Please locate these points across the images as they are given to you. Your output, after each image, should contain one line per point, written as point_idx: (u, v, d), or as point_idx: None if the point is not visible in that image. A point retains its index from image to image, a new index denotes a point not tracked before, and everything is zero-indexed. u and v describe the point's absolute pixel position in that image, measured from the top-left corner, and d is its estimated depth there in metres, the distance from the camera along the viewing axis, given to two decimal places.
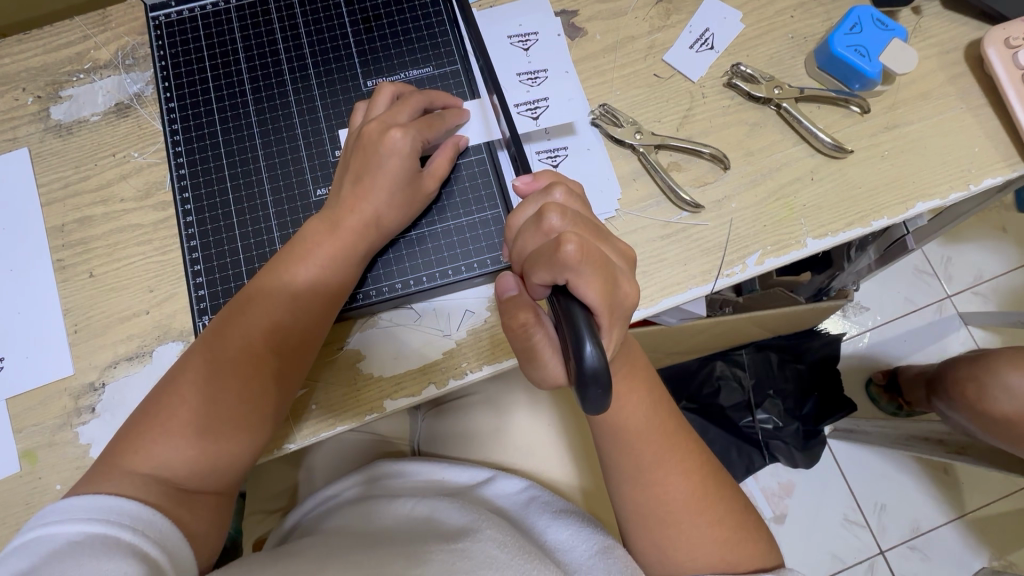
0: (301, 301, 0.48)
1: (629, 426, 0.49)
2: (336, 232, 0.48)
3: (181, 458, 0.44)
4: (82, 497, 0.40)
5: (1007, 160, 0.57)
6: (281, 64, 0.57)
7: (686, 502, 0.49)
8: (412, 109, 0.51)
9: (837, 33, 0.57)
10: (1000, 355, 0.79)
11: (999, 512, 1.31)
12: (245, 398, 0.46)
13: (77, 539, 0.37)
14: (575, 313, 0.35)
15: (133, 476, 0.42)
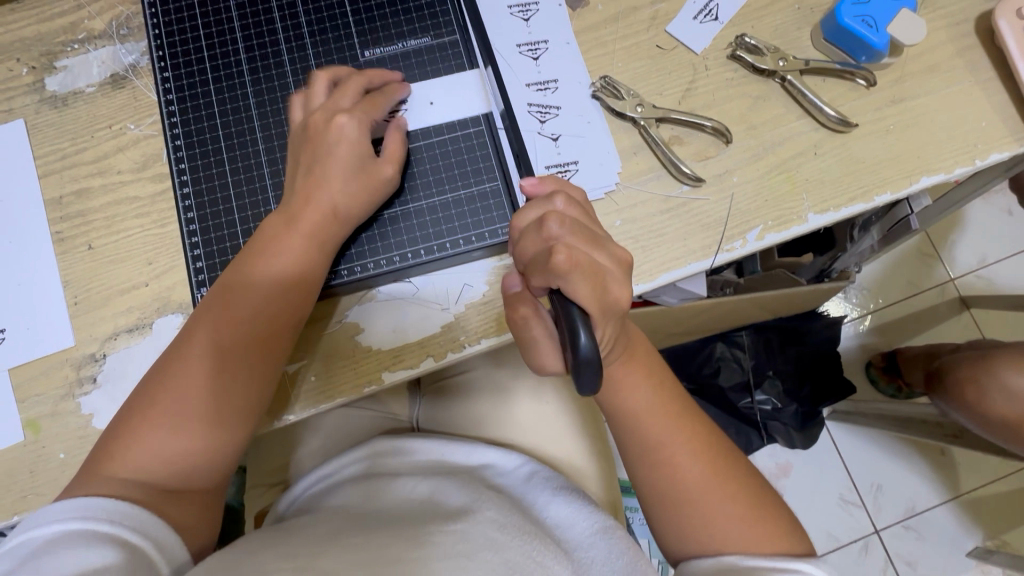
0: (271, 293, 0.48)
1: (630, 404, 0.49)
2: (302, 220, 0.48)
3: (163, 459, 0.44)
4: (59, 502, 0.40)
5: (1014, 136, 0.56)
6: (276, 32, 0.56)
7: (695, 477, 0.48)
8: (348, 93, 0.51)
9: (844, 3, 0.55)
10: (1003, 356, 0.77)
11: (995, 493, 1.32)
12: (224, 391, 0.46)
13: (53, 538, 0.38)
14: (573, 318, 0.37)
15: (112, 479, 0.42)
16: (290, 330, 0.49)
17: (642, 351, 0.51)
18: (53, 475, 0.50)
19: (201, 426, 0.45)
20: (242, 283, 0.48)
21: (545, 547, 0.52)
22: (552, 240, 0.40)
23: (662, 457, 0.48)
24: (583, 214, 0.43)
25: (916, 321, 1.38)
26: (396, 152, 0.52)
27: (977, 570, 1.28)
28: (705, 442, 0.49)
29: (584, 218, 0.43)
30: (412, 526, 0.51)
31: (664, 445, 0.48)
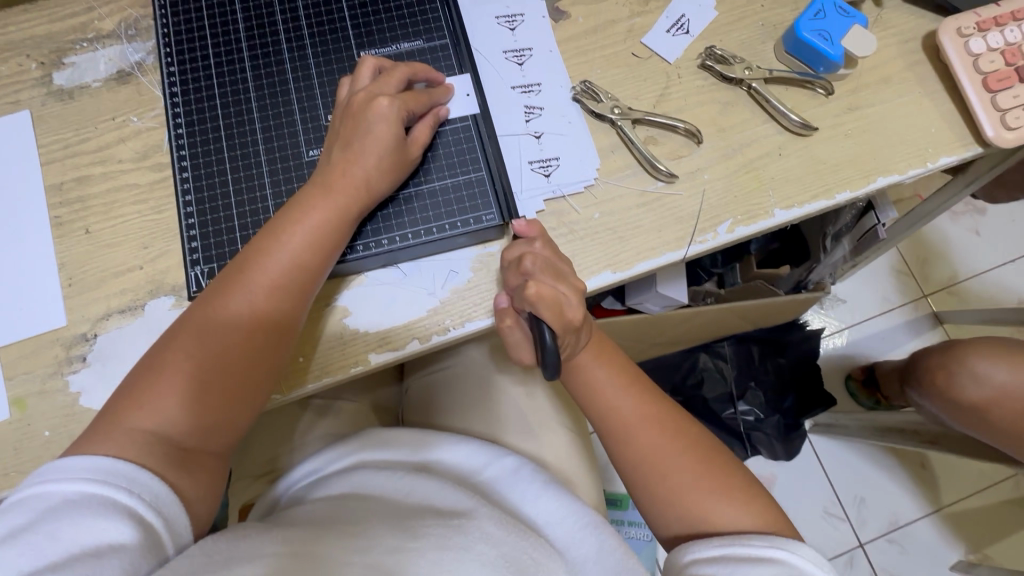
0: (295, 261, 0.49)
1: (588, 376, 0.54)
2: (330, 194, 0.51)
3: (182, 416, 0.46)
4: (81, 457, 0.42)
5: (962, 141, 0.61)
6: (279, 34, 0.60)
7: (656, 441, 0.51)
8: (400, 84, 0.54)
9: (802, 19, 0.60)
10: (972, 347, 0.81)
11: (975, 506, 1.34)
12: (246, 357, 0.48)
13: (72, 498, 0.40)
14: (540, 328, 0.48)
15: (133, 433, 0.44)
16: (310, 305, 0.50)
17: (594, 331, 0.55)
18: (37, 452, 0.51)
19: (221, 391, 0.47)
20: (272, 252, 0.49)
21: (539, 547, 0.53)
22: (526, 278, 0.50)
23: (626, 427, 0.52)
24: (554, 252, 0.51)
25: (891, 337, 1.42)
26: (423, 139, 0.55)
27: None
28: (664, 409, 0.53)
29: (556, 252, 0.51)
30: (401, 518, 0.51)
31: (624, 410, 0.52)
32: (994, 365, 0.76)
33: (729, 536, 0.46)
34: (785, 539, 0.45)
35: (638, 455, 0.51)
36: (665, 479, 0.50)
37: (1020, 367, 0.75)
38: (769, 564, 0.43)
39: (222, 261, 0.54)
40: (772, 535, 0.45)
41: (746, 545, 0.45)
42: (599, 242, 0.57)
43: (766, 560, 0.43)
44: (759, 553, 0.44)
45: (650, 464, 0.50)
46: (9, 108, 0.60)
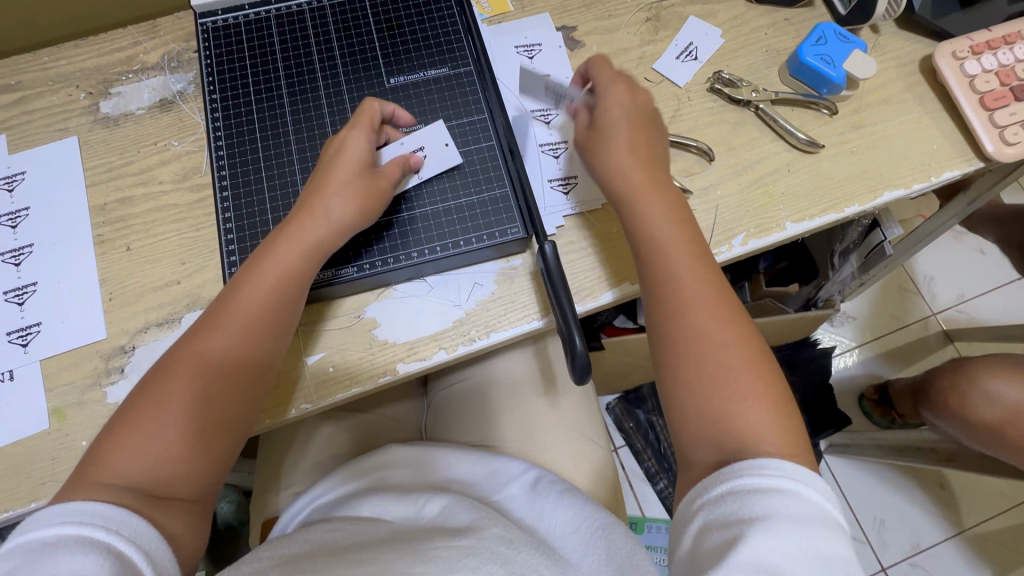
0: (265, 301, 0.50)
1: (658, 237, 0.53)
2: (297, 235, 0.51)
3: (150, 466, 0.44)
4: (54, 506, 0.41)
5: (963, 157, 0.64)
6: (314, 62, 0.61)
7: (711, 333, 0.50)
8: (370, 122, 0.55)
9: (804, 44, 0.64)
10: (985, 366, 0.81)
11: (998, 528, 1.32)
12: (220, 398, 0.48)
13: (46, 542, 0.38)
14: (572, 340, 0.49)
15: (100, 487, 0.42)
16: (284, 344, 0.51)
17: (681, 203, 0.55)
18: (74, 461, 0.52)
19: (192, 437, 0.46)
20: (243, 294, 0.50)
21: (547, 563, 0.53)
22: (612, 79, 0.58)
23: (682, 312, 0.51)
24: (638, 98, 0.57)
25: (902, 355, 1.42)
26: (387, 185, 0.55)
27: None
28: (729, 306, 0.51)
29: (642, 122, 0.57)
30: (419, 540, 0.51)
31: (690, 287, 0.51)
32: (1006, 384, 0.77)
33: (730, 473, 0.44)
34: (801, 471, 0.44)
35: (686, 338, 0.50)
36: (705, 376, 0.49)
37: None
38: (780, 495, 0.42)
39: None
40: (778, 461, 0.44)
41: (752, 478, 0.43)
42: (617, 254, 0.59)
43: (776, 490, 0.42)
44: (766, 484, 0.43)
45: (697, 350, 0.49)
46: (57, 134, 0.63)
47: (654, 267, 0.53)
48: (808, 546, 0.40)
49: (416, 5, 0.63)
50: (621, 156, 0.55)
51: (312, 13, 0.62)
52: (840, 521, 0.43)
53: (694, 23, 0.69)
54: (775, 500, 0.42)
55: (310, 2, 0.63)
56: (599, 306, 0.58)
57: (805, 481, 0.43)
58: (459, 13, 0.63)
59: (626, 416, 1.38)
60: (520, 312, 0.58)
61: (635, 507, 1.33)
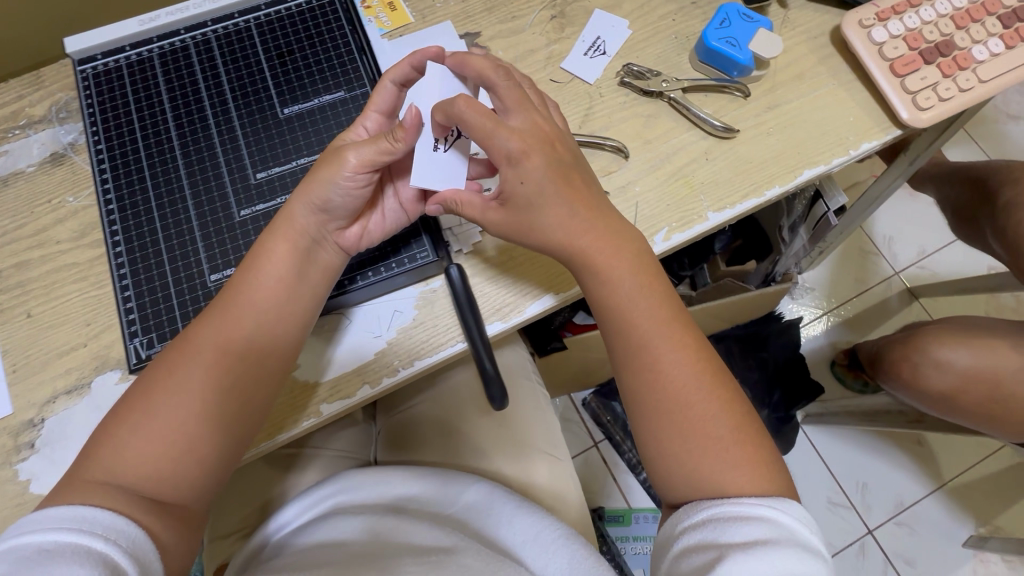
0: (266, 297, 0.50)
1: (617, 291, 0.51)
2: (282, 235, 0.51)
3: (151, 463, 0.45)
4: (53, 509, 0.41)
5: (881, 126, 0.63)
6: (203, 100, 0.58)
7: (666, 364, 0.50)
8: (382, 109, 0.54)
9: (708, 29, 0.62)
10: (929, 335, 0.83)
11: (978, 477, 1.33)
12: (210, 399, 0.47)
13: (48, 548, 0.38)
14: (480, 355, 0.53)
15: (101, 488, 0.43)
16: (286, 340, 0.51)
17: (632, 246, 0.53)
18: None
19: (195, 441, 0.47)
20: (234, 297, 0.50)
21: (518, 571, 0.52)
22: (493, 126, 0.48)
23: (641, 348, 0.51)
24: (550, 141, 0.51)
25: (868, 317, 1.44)
26: (359, 155, 0.50)
27: (976, 560, 1.27)
28: (684, 330, 0.52)
29: (566, 168, 0.51)
30: (377, 563, 0.51)
31: (645, 317, 0.51)
32: (954, 350, 0.79)
33: (710, 501, 0.46)
34: (777, 500, 0.45)
35: (643, 372, 0.51)
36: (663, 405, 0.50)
37: (981, 350, 0.77)
38: (758, 523, 0.43)
39: (161, 329, 0.51)
40: (763, 497, 0.45)
41: (732, 506, 0.45)
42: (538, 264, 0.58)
43: (755, 519, 0.43)
44: (746, 513, 0.44)
45: (655, 382, 0.50)
46: None
47: (610, 315, 0.52)
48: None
49: (306, 30, 0.61)
50: (559, 224, 0.50)
51: (198, 48, 0.60)
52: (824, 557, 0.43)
53: (601, 16, 0.67)
54: (752, 529, 0.43)
55: (194, 37, 0.60)
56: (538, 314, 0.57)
57: (786, 513, 0.44)
58: (351, 35, 0.61)
59: (603, 410, 1.36)
60: (444, 337, 0.56)
61: (621, 500, 1.33)
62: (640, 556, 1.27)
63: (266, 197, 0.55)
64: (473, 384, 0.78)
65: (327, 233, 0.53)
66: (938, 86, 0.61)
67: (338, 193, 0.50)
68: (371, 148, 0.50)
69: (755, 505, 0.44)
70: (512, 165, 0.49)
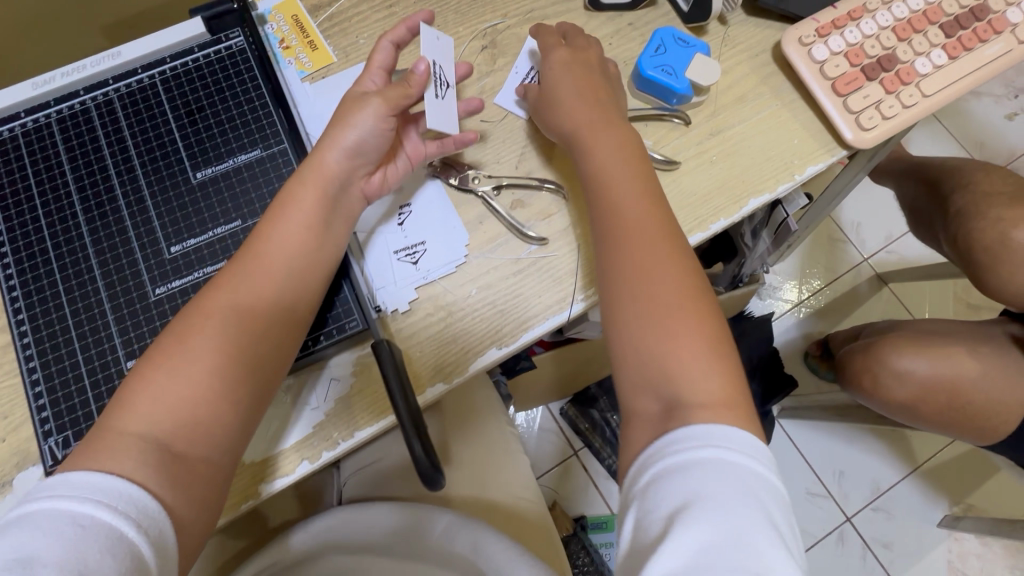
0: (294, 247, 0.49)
1: (625, 214, 0.50)
2: (311, 181, 0.51)
3: (180, 413, 0.43)
4: (86, 474, 0.39)
5: (826, 148, 0.61)
6: (108, 169, 0.54)
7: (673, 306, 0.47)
8: (385, 67, 0.55)
9: (643, 57, 0.60)
10: (887, 343, 0.82)
11: (951, 458, 1.35)
12: (243, 344, 0.46)
13: (83, 525, 0.36)
14: (409, 437, 0.45)
15: (129, 440, 0.41)
16: (308, 291, 0.50)
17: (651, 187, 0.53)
18: None
19: (226, 394, 0.45)
20: (260, 245, 0.49)
21: None
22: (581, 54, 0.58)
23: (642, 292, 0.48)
24: (590, 64, 0.58)
25: (840, 305, 1.44)
26: (388, 100, 0.52)
27: (951, 539, 1.30)
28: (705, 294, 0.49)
29: (595, 80, 0.57)
30: None
31: (633, 225, 0.50)
32: (911, 359, 0.79)
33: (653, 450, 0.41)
34: (716, 432, 0.41)
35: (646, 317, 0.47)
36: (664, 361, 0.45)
37: (939, 360, 0.77)
38: (705, 468, 0.39)
39: (76, 426, 0.48)
40: (699, 428, 0.41)
41: (675, 458, 0.40)
42: (481, 319, 0.56)
43: (697, 464, 0.39)
44: (690, 461, 0.39)
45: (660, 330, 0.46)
46: None
47: (617, 250, 0.50)
48: (735, 529, 0.36)
49: (217, 84, 0.57)
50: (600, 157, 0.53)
51: (100, 111, 0.56)
52: (771, 483, 0.40)
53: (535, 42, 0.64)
54: (700, 480, 0.38)
55: (94, 98, 0.56)
56: (515, 349, 0.55)
57: (729, 447, 0.40)
58: (265, 85, 0.58)
59: (581, 417, 1.36)
60: (384, 405, 0.54)
61: (603, 506, 1.33)
62: None
63: (182, 271, 0.52)
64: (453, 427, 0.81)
65: (354, 178, 0.53)
66: (881, 104, 0.60)
67: (370, 131, 0.51)
68: (399, 91, 0.52)
69: (697, 445, 0.40)
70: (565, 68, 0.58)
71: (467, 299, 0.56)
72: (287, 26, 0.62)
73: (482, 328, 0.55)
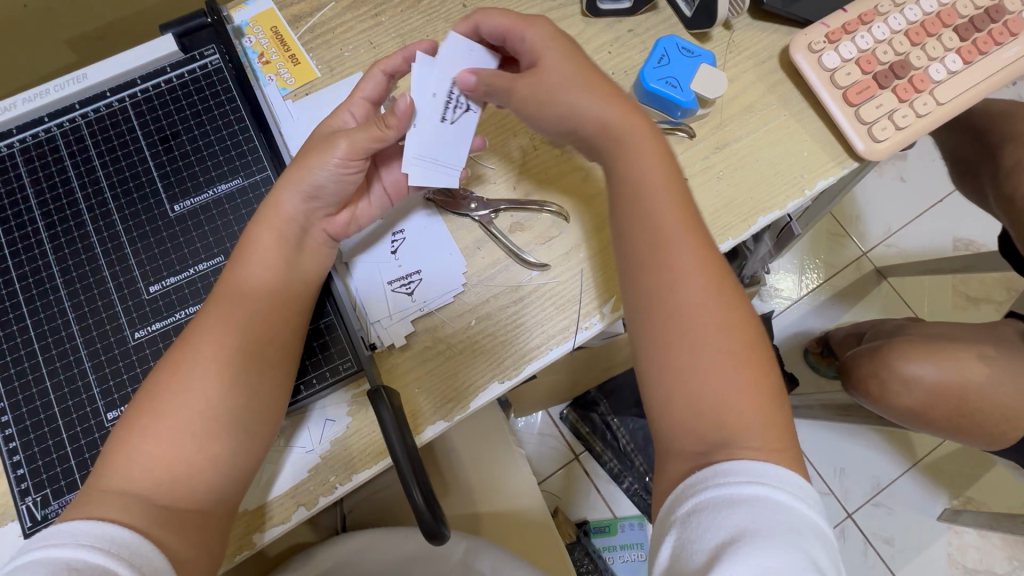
0: (259, 293, 0.47)
1: (662, 227, 0.47)
2: (269, 225, 0.48)
3: (158, 469, 0.42)
4: (80, 521, 0.38)
5: (836, 159, 0.58)
6: (78, 202, 0.51)
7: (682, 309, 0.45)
8: (370, 98, 0.51)
9: (646, 68, 0.57)
10: (894, 348, 0.81)
11: (951, 451, 1.35)
12: (213, 396, 0.43)
13: (73, 567, 0.35)
14: (409, 485, 0.42)
15: (111, 497, 0.40)
16: (285, 332, 0.47)
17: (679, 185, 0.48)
18: None
19: (203, 442, 0.43)
20: (228, 290, 0.47)
21: None
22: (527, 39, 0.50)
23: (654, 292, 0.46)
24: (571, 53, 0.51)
25: (842, 299, 1.42)
26: (354, 142, 0.47)
27: (951, 532, 1.31)
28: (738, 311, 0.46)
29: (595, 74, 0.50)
30: None
31: (670, 242, 0.47)
32: (920, 365, 0.77)
33: (704, 479, 0.40)
34: (771, 470, 0.39)
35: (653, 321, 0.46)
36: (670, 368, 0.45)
37: (945, 362, 0.76)
38: (759, 503, 0.37)
39: (55, 483, 0.45)
40: (745, 464, 0.40)
41: (720, 489, 0.38)
42: (482, 351, 0.53)
43: (750, 499, 0.38)
44: (736, 495, 0.38)
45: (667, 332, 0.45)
46: None
47: (652, 268, 0.47)
48: (782, 569, 0.35)
49: (193, 107, 0.53)
50: (639, 165, 0.48)
51: (67, 140, 0.52)
52: (821, 527, 0.38)
53: (452, 50, 0.51)
54: (746, 515, 0.37)
55: (60, 124, 0.52)
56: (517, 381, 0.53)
57: (777, 485, 0.39)
58: (245, 108, 0.54)
59: (581, 421, 1.34)
60: (382, 446, 0.51)
61: (605, 510, 1.31)
62: (628, 564, 1.27)
63: (163, 312, 0.49)
64: (461, 445, 0.78)
65: (315, 221, 0.50)
66: (894, 113, 0.57)
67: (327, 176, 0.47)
68: (369, 130, 0.47)
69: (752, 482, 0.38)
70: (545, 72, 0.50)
71: (464, 331, 0.53)
72: (266, 39, 0.58)
73: (481, 366, 0.53)
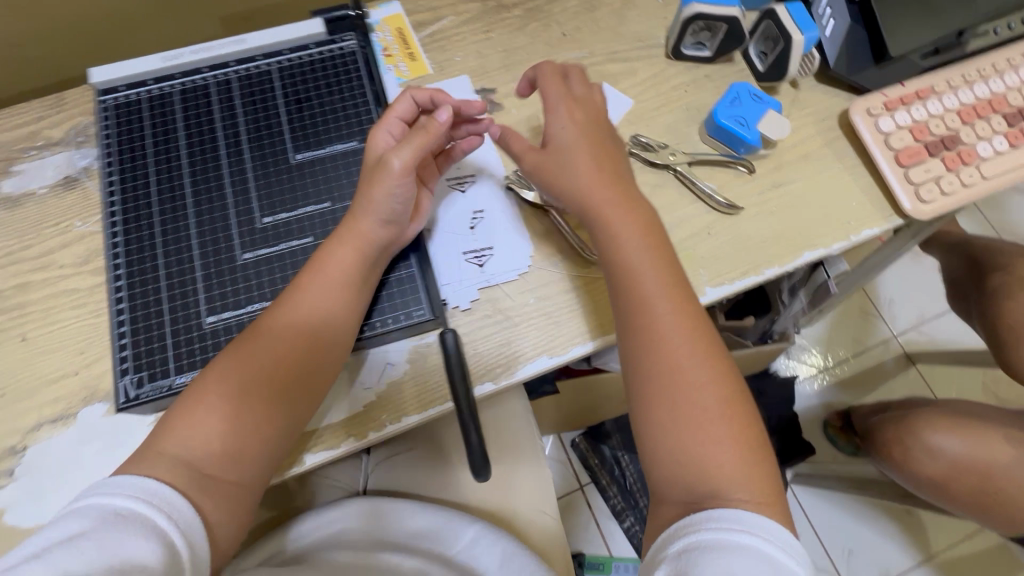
0: (323, 305, 0.52)
1: (663, 312, 0.50)
2: (347, 243, 0.53)
3: (206, 449, 0.46)
4: (132, 476, 0.43)
5: (883, 214, 0.63)
6: (218, 140, 0.59)
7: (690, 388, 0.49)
8: (403, 117, 0.57)
9: (718, 107, 0.64)
10: (923, 417, 0.83)
11: (967, 552, 1.31)
12: (268, 395, 0.48)
13: (122, 513, 0.40)
14: (467, 426, 0.53)
15: (165, 464, 0.45)
16: (338, 337, 0.52)
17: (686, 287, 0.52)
18: None
19: (249, 433, 0.47)
20: (297, 296, 0.52)
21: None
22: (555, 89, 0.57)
23: (665, 381, 0.49)
24: (599, 116, 0.57)
25: (863, 379, 1.43)
26: (404, 157, 0.52)
27: None
28: (729, 383, 0.50)
29: (610, 148, 0.56)
30: None
31: (671, 333, 0.50)
32: (946, 436, 0.79)
33: (698, 526, 0.43)
34: (761, 522, 0.43)
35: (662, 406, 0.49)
36: (673, 438, 0.48)
37: (973, 440, 0.77)
38: (745, 552, 0.41)
39: (152, 368, 0.51)
40: (734, 512, 0.43)
41: (708, 534, 0.42)
42: (535, 328, 0.58)
43: (739, 548, 0.41)
44: (721, 540, 0.41)
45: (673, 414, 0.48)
46: None
47: (655, 349, 0.50)
48: None
49: (326, 79, 0.62)
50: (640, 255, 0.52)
51: (219, 88, 0.61)
52: None
53: None
54: (730, 560, 0.40)
55: (216, 76, 0.62)
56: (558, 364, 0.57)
57: (761, 536, 0.42)
58: (369, 85, 0.63)
59: (592, 453, 1.35)
60: (435, 395, 0.56)
61: (601, 546, 1.30)
62: None
63: (271, 241, 0.55)
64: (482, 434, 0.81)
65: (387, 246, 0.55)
66: (941, 179, 0.62)
67: (395, 201, 0.52)
68: (423, 137, 0.53)
69: (743, 530, 0.42)
70: (556, 118, 0.56)
71: (524, 313, 0.58)
72: (392, 36, 0.67)
73: (534, 342, 0.58)
